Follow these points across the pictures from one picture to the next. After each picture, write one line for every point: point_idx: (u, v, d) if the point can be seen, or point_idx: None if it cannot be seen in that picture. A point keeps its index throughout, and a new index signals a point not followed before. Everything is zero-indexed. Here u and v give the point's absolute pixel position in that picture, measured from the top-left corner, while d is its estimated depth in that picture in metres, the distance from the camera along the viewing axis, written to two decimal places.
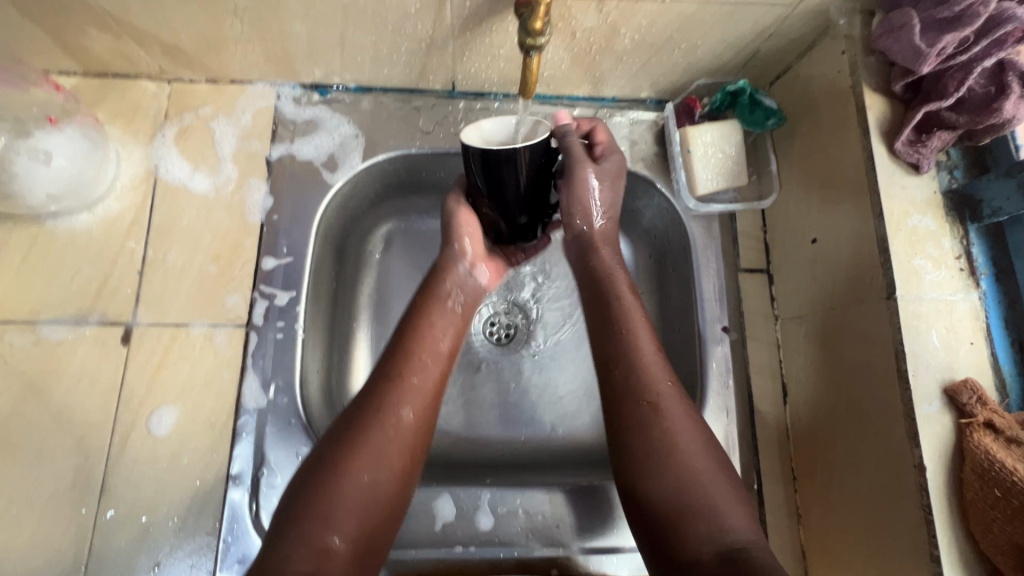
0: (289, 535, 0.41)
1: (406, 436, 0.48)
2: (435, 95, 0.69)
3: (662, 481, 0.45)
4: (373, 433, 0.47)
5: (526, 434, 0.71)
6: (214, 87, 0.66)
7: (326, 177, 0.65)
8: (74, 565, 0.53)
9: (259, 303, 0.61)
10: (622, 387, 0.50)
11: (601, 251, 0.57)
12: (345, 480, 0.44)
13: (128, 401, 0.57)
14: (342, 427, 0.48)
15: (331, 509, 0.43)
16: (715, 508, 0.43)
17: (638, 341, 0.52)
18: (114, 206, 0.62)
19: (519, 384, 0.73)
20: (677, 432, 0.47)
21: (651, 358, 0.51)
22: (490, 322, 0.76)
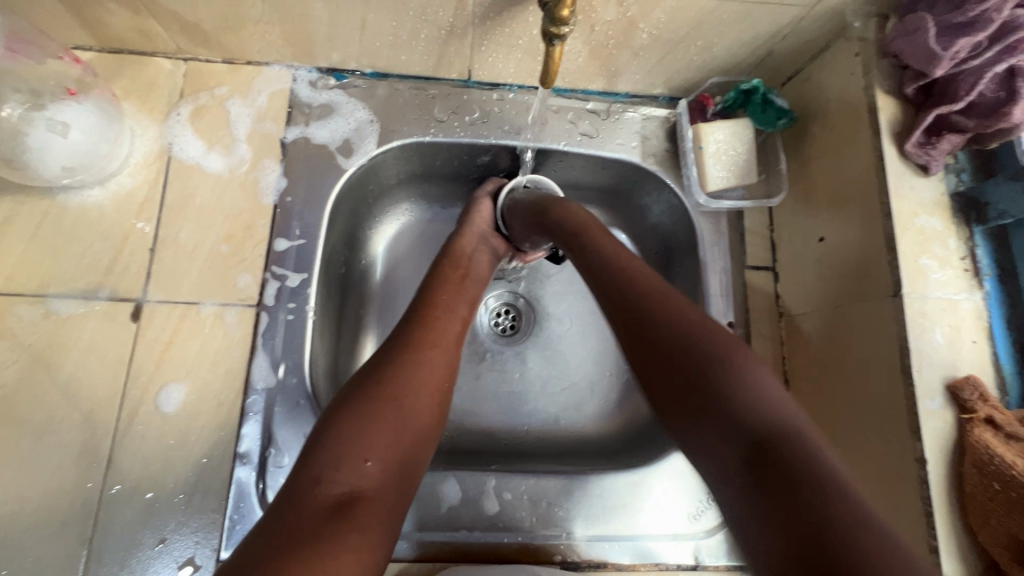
0: (322, 458, 0.41)
1: (434, 368, 0.50)
2: (450, 85, 0.69)
3: (667, 350, 0.42)
4: (399, 363, 0.48)
5: (529, 424, 0.72)
6: (230, 67, 0.66)
7: (341, 162, 0.65)
8: (78, 540, 0.53)
9: (270, 284, 0.61)
10: (620, 297, 0.49)
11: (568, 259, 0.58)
12: (379, 409, 0.45)
13: (137, 377, 0.57)
14: (372, 363, 0.49)
15: (363, 432, 0.43)
16: (735, 383, 0.39)
17: (614, 256, 0.53)
18: (127, 182, 0.62)
19: (524, 373, 0.74)
20: (676, 319, 0.44)
21: (641, 271, 0.50)
22: (496, 313, 0.77)
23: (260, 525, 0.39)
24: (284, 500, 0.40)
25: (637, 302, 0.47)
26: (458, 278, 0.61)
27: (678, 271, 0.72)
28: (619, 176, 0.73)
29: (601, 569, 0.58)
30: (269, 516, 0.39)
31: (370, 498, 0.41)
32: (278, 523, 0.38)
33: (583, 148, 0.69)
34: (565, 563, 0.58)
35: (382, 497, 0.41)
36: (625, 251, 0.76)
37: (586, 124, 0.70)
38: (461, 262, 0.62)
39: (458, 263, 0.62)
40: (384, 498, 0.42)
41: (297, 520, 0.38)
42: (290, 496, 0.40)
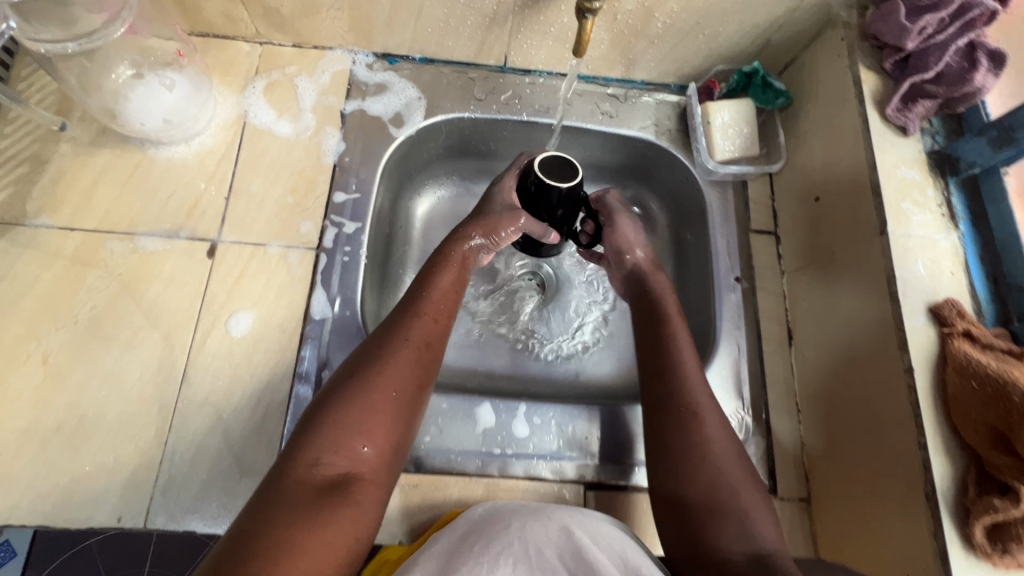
0: (318, 443, 0.46)
1: (423, 364, 0.54)
2: (488, 70, 0.79)
3: (699, 481, 0.51)
4: (396, 357, 0.52)
5: (553, 376, 0.78)
6: (298, 51, 0.76)
7: (392, 131, 0.74)
8: (155, 441, 0.59)
9: (329, 229, 0.69)
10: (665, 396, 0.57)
11: (657, 278, 0.68)
12: (374, 398, 0.49)
13: (210, 305, 0.64)
14: (364, 351, 0.53)
15: (361, 426, 0.47)
16: (746, 518, 0.48)
17: (681, 349, 0.59)
18: (208, 140, 0.71)
19: (549, 333, 0.81)
20: (714, 442, 0.53)
21: (694, 373, 0.58)
22: (521, 280, 0.84)
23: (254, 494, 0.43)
24: (282, 470, 0.44)
25: (687, 406, 0.55)
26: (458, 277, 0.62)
27: (690, 236, 0.80)
28: (635, 153, 0.82)
29: (623, 491, 0.63)
30: (264, 485, 0.44)
31: (362, 480, 0.46)
32: (274, 498, 0.41)
33: (604, 126, 0.79)
34: (590, 485, 0.63)
35: (373, 480, 0.47)
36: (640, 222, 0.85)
37: (607, 106, 0.80)
38: (457, 261, 0.62)
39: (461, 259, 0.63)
40: (374, 480, 0.47)
41: (290, 494, 0.42)
42: (287, 466, 0.44)
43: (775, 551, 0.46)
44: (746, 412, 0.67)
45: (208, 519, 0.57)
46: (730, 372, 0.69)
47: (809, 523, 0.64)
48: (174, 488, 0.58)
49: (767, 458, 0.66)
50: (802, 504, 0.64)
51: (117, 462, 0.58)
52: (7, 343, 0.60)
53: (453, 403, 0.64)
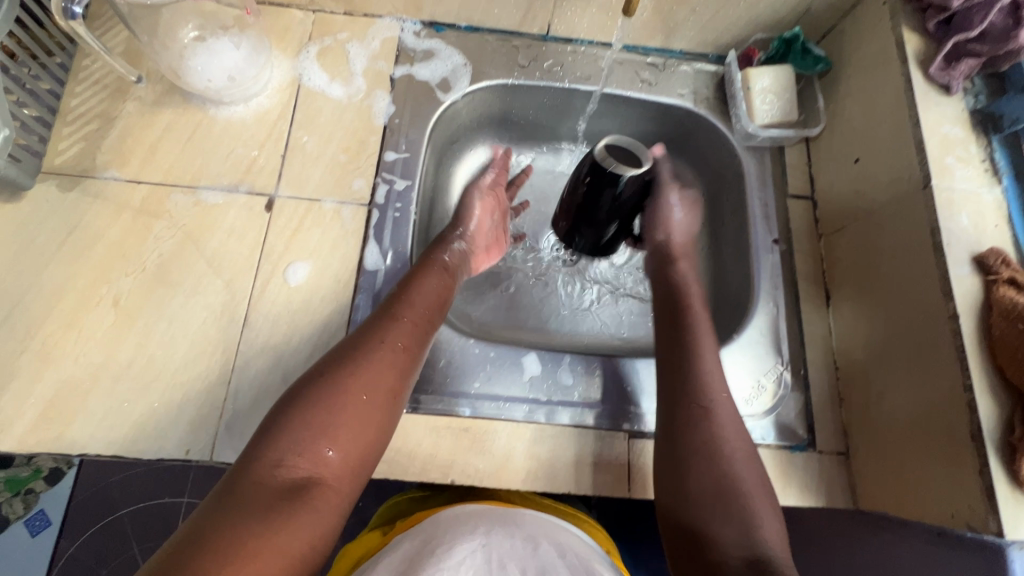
0: (284, 443, 0.45)
1: (398, 367, 0.54)
2: (530, 38, 0.81)
3: (708, 479, 0.53)
4: (370, 358, 0.52)
5: (589, 335, 0.80)
6: (349, 18, 0.79)
7: (440, 95, 0.77)
8: (219, 380, 0.62)
9: (381, 186, 0.71)
10: (684, 393, 0.59)
11: (682, 274, 0.72)
12: (345, 399, 0.49)
13: (269, 255, 0.67)
14: (337, 352, 0.53)
15: (329, 426, 0.47)
16: (748, 521, 0.51)
17: (705, 350, 0.62)
18: (266, 101, 0.74)
19: (588, 294, 0.83)
20: (727, 442, 0.55)
21: (714, 374, 0.60)
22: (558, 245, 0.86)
23: (212, 491, 0.43)
24: (243, 469, 0.44)
25: (702, 405, 0.57)
26: (443, 283, 0.63)
27: (726, 203, 0.82)
28: (673, 121, 0.84)
29: None
30: (224, 482, 0.43)
31: (326, 483, 0.45)
32: (231, 500, 0.41)
33: (644, 93, 0.81)
34: (631, 432, 0.65)
35: (337, 483, 0.46)
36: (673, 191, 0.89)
37: (647, 74, 0.81)
38: (439, 269, 0.64)
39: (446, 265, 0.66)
40: (339, 484, 0.46)
41: (249, 495, 0.41)
42: (249, 466, 0.44)
43: (776, 556, 0.48)
44: (785, 368, 0.69)
45: None
46: (769, 330, 0.71)
47: (849, 475, 0.65)
48: (236, 426, 0.60)
49: (806, 413, 0.67)
50: (840, 457, 0.66)
51: (184, 400, 0.61)
52: (80, 287, 0.64)
53: (501, 352, 0.67)
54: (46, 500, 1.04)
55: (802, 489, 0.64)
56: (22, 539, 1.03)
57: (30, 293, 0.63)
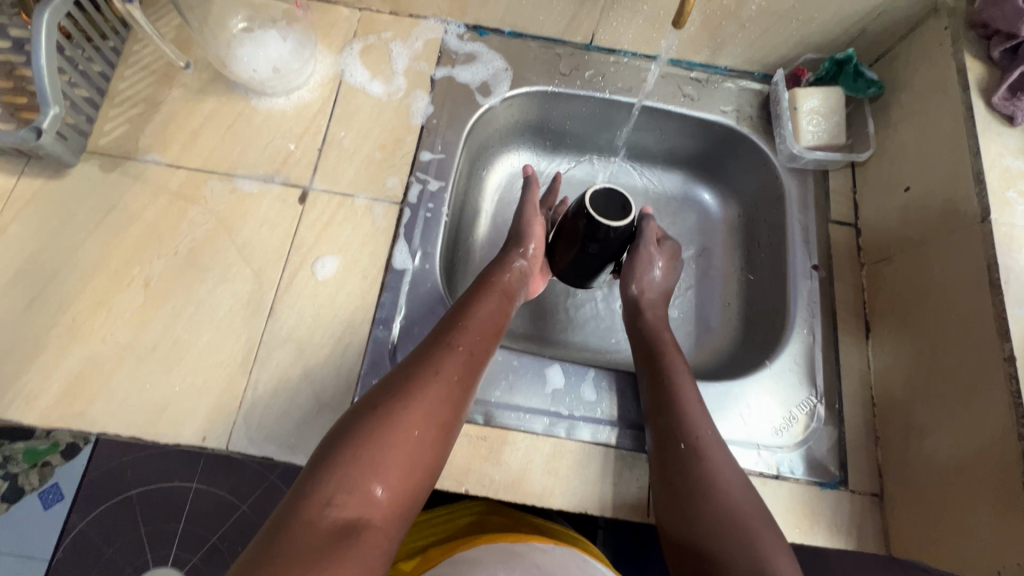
0: (333, 481, 0.44)
1: (446, 397, 0.52)
2: (573, 47, 0.81)
3: (710, 516, 0.52)
4: (419, 388, 0.51)
5: (612, 351, 0.78)
6: (395, 18, 0.79)
7: (479, 99, 0.77)
8: (241, 369, 0.61)
9: (414, 186, 0.71)
10: (668, 428, 0.58)
11: (646, 314, 0.69)
12: (397, 432, 0.48)
13: (300, 247, 0.67)
14: (391, 378, 0.52)
15: (378, 462, 0.46)
16: (758, 557, 0.49)
17: (682, 383, 0.60)
18: (306, 95, 0.74)
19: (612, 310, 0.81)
20: (722, 480, 0.54)
21: (697, 408, 0.59)
22: None
23: (262, 530, 0.42)
24: (291, 506, 0.43)
25: (688, 442, 0.56)
26: (499, 307, 0.62)
27: (762, 226, 0.80)
28: (712, 138, 0.82)
29: None
30: (273, 520, 0.43)
31: (375, 523, 0.44)
32: (286, 538, 0.40)
33: (685, 109, 0.79)
34: None
35: (387, 523, 0.45)
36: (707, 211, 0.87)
37: (689, 89, 0.80)
38: (500, 290, 0.64)
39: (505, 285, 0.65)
40: (388, 524, 0.45)
41: (300, 537, 0.41)
42: (298, 504, 0.43)
43: None
44: (819, 401, 0.66)
45: (284, 447, 0.59)
46: (803, 358, 0.68)
47: (881, 519, 0.62)
48: (254, 415, 0.60)
49: (839, 448, 0.64)
50: (873, 499, 0.62)
51: (205, 385, 0.61)
52: (113, 266, 0.64)
53: (525, 361, 0.66)
54: (61, 472, 1.04)
55: (830, 529, 0.60)
56: (35, 511, 1.03)
57: (66, 269, 0.64)
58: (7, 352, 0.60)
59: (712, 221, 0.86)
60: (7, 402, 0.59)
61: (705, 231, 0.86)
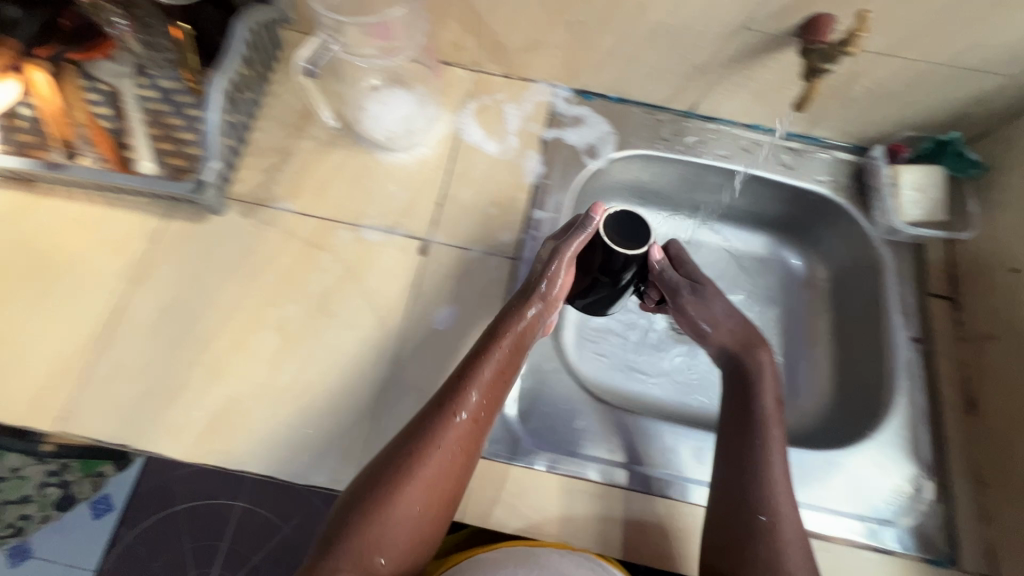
0: (348, 551, 0.48)
1: (447, 468, 0.52)
2: (675, 114, 0.85)
3: None
4: (422, 462, 0.50)
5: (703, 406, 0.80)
6: (507, 80, 0.84)
7: (587, 161, 0.81)
8: (367, 415, 0.64)
9: (528, 243, 0.74)
10: (737, 500, 0.56)
11: (761, 354, 0.65)
12: (394, 508, 0.49)
13: (421, 298, 0.70)
14: (400, 441, 0.52)
15: (373, 536, 0.48)
16: None
17: (773, 454, 0.58)
18: (427, 151, 0.79)
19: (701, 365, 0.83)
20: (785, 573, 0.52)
21: (784, 485, 0.56)
22: None
23: None
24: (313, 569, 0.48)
25: (764, 514, 0.55)
26: (512, 363, 0.57)
27: (856, 294, 0.82)
28: (805, 204, 0.85)
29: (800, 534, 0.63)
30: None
31: None
32: None
33: (782, 176, 0.82)
34: None
35: None
36: (796, 271, 0.89)
37: (785, 158, 0.83)
38: (509, 339, 0.57)
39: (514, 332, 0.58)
40: None
41: None
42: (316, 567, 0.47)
43: None
44: (927, 477, 0.67)
45: None
46: (909, 431, 0.69)
47: None
48: None
49: (949, 527, 0.64)
50: None
51: (333, 429, 0.63)
52: (249, 309, 0.68)
53: (635, 421, 0.67)
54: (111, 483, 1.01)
55: None
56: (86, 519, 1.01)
57: (207, 309, 0.68)
58: (152, 387, 0.64)
59: (801, 282, 0.89)
60: (151, 435, 0.62)
61: (793, 292, 0.89)
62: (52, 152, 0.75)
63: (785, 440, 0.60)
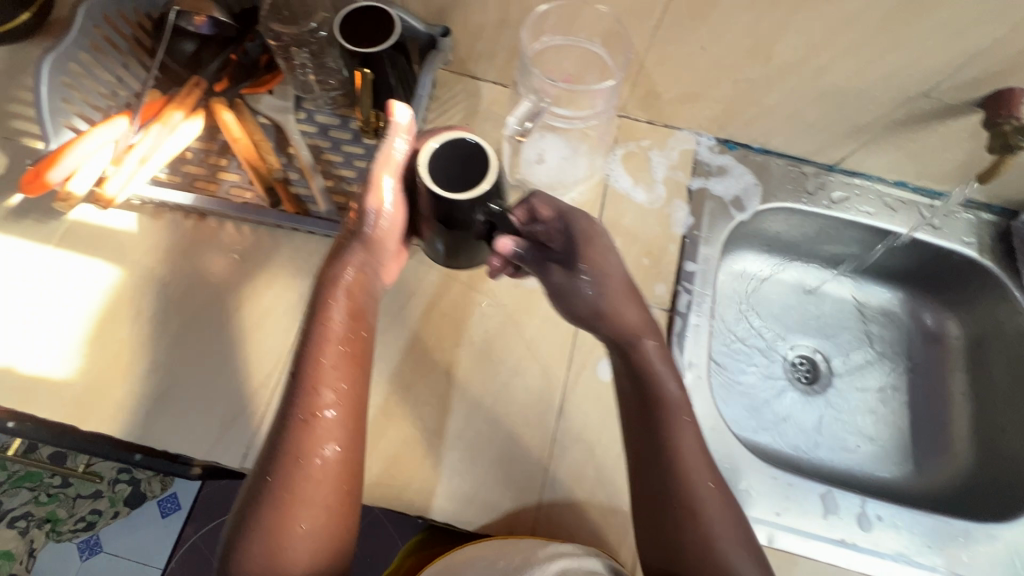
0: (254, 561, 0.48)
1: (325, 476, 0.50)
2: (818, 166, 0.85)
3: None
4: (300, 475, 0.49)
5: (833, 459, 0.85)
6: (651, 126, 0.84)
7: (734, 213, 0.81)
8: (539, 466, 0.65)
9: (682, 295, 0.75)
10: (659, 512, 0.53)
11: (646, 343, 0.59)
12: (292, 522, 0.48)
13: (581, 347, 0.72)
14: (271, 444, 0.51)
15: (281, 552, 0.48)
16: None
17: (683, 438, 0.55)
18: (578, 196, 0.79)
19: (829, 418, 0.88)
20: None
21: (715, 507, 0.53)
22: (796, 363, 0.91)
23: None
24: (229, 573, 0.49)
25: (679, 508, 0.52)
26: (347, 347, 0.54)
27: (996, 358, 0.84)
28: (946, 262, 0.85)
29: None
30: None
31: None
32: None
33: (926, 236, 0.83)
34: None
35: None
36: (926, 328, 0.91)
37: (930, 216, 0.83)
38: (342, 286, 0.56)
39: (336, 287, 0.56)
40: None
41: None
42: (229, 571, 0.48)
43: None
44: None
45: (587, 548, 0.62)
46: None
47: None
48: (554, 512, 0.63)
49: None
50: None
51: (506, 478, 0.64)
52: (417, 352, 0.70)
53: (801, 484, 0.67)
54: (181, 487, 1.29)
55: None
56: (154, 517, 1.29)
57: (378, 351, 0.70)
58: None
59: (930, 338, 0.90)
60: None
61: (920, 348, 0.91)
62: (221, 185, 0.78)
63: (699, 424, 0.57)
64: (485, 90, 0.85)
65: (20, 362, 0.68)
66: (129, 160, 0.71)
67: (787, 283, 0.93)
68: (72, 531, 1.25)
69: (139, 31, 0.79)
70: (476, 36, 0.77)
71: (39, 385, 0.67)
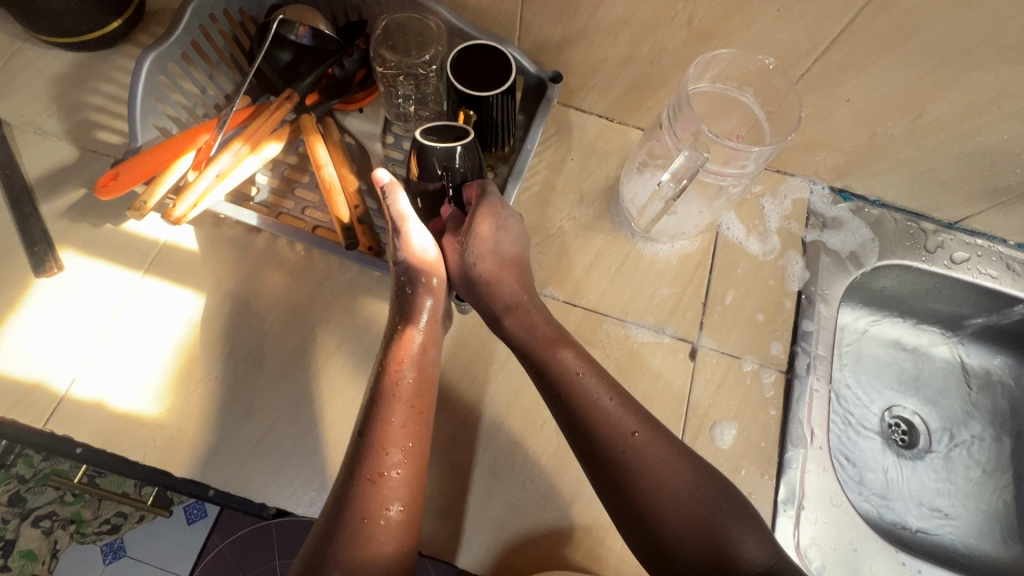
0: None
1: (390, 535, 0.47)
2: (935, 223, 0.81)
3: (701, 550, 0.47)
4: (367, 535, 0.46)
5: (937, 533, 0.77)
6: (763, 172, 0.80)
7: (851, 269, 0.77)
8: None
9: (802, 357, 0.71)
10: (591, 451, 0.52)
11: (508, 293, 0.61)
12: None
13: (695, 410, 0.67)
14: (334, 509, 0.48)
15: None
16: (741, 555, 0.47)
17: (589, 384, 0.55)
18: (688, 244, 0.75)
19: (929, 486, 0.81)
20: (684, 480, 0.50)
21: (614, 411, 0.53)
22: (892, 424, 0.83)
23: None
24: None
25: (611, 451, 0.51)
26: (411, 405, 0.53)
27: None
28: None
29: None
30: None
31: None
32: None
33: None
34: None
35: None
36: None
37: None
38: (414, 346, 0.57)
39: (406, 350, 0.56)
40: None
41: None
42: None
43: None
44: None
45: None
46: None
47: None
48: None
49: None
50: None
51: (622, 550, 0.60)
52: (524, 405, 0.66)
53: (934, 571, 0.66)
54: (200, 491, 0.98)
55: None
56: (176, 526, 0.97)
57: (484, 402, 0.66)
58: (436, 484, 0.62)
59: None
60: (438, 539, 0.60)
61: None
62: (289, 200, 0.72)
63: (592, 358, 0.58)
64: (590, 124, 0.80)
65: (111, 397, 0.62)
66: (207, 172, 0.65)
67: (887, 339, 0.86)
68: (97, 535, 0.97)
69: (235, 47, 0.76)
70: (594, 70, 0.73)
71: (131, 426, 0.61)
